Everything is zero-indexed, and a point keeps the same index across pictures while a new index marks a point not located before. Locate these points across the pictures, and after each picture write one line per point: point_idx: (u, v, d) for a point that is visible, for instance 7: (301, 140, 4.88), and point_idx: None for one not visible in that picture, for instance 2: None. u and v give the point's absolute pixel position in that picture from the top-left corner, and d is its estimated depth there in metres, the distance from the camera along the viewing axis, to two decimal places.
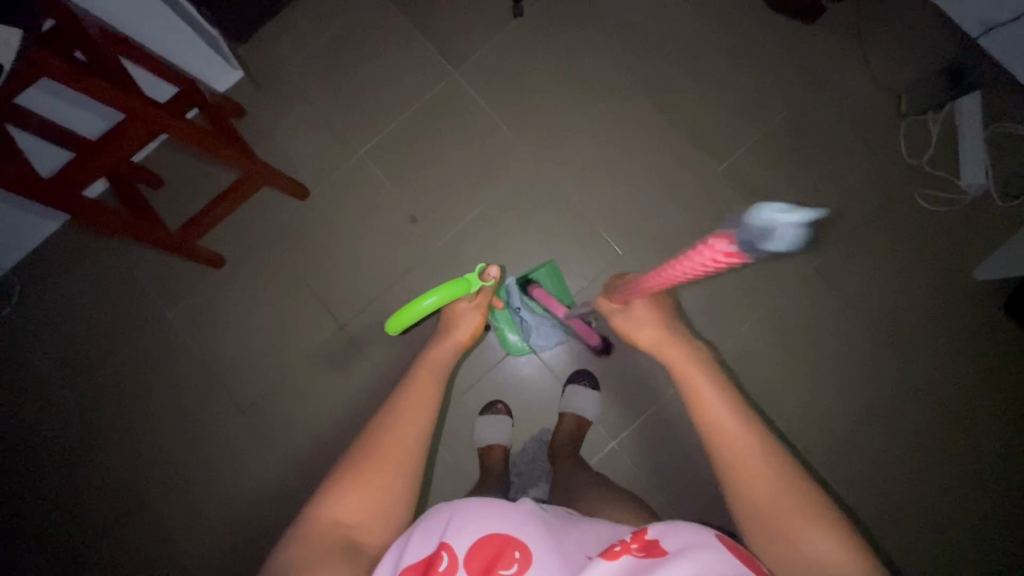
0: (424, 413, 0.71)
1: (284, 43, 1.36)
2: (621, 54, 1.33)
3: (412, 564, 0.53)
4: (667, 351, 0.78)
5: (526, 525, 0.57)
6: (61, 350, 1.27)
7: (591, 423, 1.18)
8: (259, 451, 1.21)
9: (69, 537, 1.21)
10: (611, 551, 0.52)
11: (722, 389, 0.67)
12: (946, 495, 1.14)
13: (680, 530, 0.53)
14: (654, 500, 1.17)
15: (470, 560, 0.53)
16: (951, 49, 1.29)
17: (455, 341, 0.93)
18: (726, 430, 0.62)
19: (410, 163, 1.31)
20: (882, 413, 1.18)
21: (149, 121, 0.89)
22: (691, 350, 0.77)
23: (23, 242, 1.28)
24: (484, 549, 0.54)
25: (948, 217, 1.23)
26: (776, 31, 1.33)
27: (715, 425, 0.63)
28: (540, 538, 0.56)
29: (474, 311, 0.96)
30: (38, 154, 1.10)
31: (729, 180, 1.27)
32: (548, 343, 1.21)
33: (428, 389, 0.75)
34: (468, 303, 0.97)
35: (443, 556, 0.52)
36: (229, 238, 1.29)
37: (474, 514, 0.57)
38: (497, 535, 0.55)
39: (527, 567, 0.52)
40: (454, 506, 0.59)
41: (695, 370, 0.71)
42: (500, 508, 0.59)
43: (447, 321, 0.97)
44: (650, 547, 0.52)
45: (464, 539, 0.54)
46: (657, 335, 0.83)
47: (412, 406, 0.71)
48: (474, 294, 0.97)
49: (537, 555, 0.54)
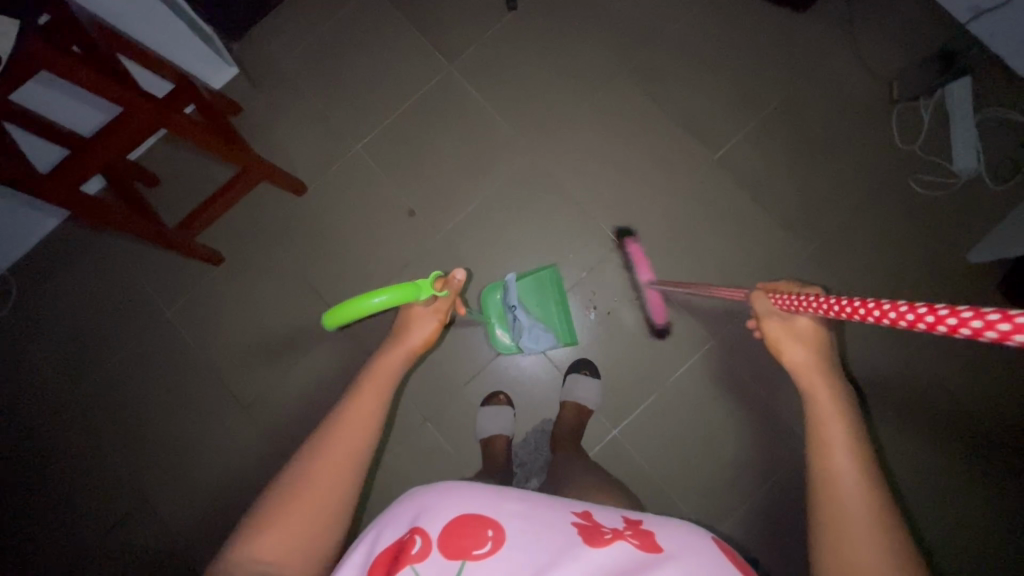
0: (364, 431, 0.63)
1: (279, 39, 1.36)
2: (615, 45, 1.34)
3: (384, 550, 0.50)
4: (814, 384, 0.61)
5: (501, 504, 0.53)
6: (61, 349, 1.27)
7: (591, 412, 1.18)
8: (261, 445, 1.21)
9: (71, 536, 1.21)
10: (604, 538, 0.51)
11: (863, 456, 0.54)
12: (946, 479, 1.14)
13: (671, 529, 0.53)
14: (655, 486, 1.18)
15: (444, 541, 0.49)
16: (941, 36, 1.30)
17: (410, 347, 0.80)
18: (846, 496, 0.51)
19: (407, 156, 1.31)
20: (883, 397, 1.18)
21: (148, 115, 0.88)
22: (846, 398, 0.60)
23: (20, 241, 1.27)
24: (456, 529, 0.50)
25: (941, 201, 1.25)
26: (768, 20, 1.34)
27: (831, 482, 0.53)
28: (520, 517, 0.52)
29: (431, 317, 0.85)
30: (35, 151, 1.10)
31: (724, 169, 1.28)
32: (538, 346, 1.18)
33: (374, 393, 0.68)
34: (425, 306, 0.86)
35: (416, 538, 0.49)
36: (227, 234, 1.29)
37: (447, 496, 0.54)
38: (468, 515, 0.51)
39: (500, 545, 0.49)
40: (427, 492, 0.56)
41: (838, 417, 0.57)
42: (473, 488, 0.55)
43: (400, 326, 0.86)
44: (646, 541, 0.51)
45: (437, 522, 0.50)
46: (809, 358, 0.64)
47: (353, 424, 0.63)
48: (432, 298, 0.87)
49: (510, 531, 0.50)
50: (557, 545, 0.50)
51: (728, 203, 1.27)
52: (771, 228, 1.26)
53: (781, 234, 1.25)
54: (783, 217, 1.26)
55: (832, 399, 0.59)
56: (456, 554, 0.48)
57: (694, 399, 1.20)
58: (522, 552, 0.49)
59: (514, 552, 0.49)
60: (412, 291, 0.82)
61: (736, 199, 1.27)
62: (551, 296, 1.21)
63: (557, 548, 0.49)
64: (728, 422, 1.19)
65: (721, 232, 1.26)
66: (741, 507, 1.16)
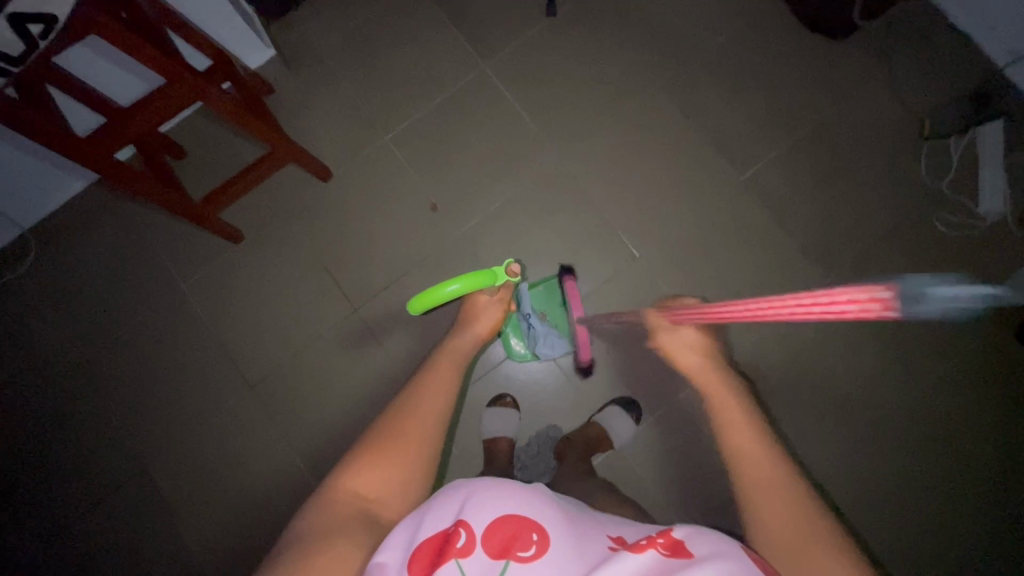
0: (444, 397, 0.68)
1: (316, 25, 1.37)
2: (649, 59, 1.35)
3: (427, 539, 0.49)
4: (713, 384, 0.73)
5: (542, 506, 0.52)
6: (72, 311, 1.27)
7: (617, 447, 1.16)
8: (264, 423, 1.22)
9: (70, 498, 1.21)
10: (637, 546, 0.48)
11: (754, 424, 0.64)
12: (943, 518, 1.14)
13: (701, 534, 0.49)
14: (654, 504, 1.16)
15: (488, 539, 0.48)
16: (978, 76, 1.30)
17: (477, 333, 0.89)
18: (745, 446, 0.61)
19: (434, 150, 1.31)
20: (887, 437, 1.18)
21: (185, 86, 0.88)
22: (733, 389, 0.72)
23: (44, 201, 1.28)
24: (502, 528, 0.49)
25: (963, 241, 1.24)
26: (804, 47, 1.34)
27: (737, 441, 0.62)
28: (562, 525, 0.51)
29: (496, 305, 0.92)
30: (72, 114, 1.12)
31: (749, 190, 1.28)
32: (554, 353, 1.19)
33: (450, 373, 0.73)
34: (490, 297, 0.93)
35: (461, 533, 0.48)
36: (248, 213, 1.29)
37: (491, 491, 0.53)
38: (512, 516, 0.50)
39: (544, 550, 0.48)
40: (475, 481, 0.55)
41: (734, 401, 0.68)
42: (521, 487, 0.54)
43: (467, 312, 0.93)
44: (676, 547, 0.48)
45: (482, 517, 0.50)
46: (704, 365, 0.79)
47: (432, 392, 0.68)
48: (496, 288, 0.94)
49: (554, 537, 0.49)
50: (596, 554, 0.48)
51: (752, 226, 1.27)
52: (790, 253, 1.25)
53: (799, 259, 1.25)
54: (805, 244, 1.26)
55: (723, 389, 0.72)
56: (501, 553, 0.47)
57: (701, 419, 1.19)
58: (567, 558, 0.47)
59: (556, 557, 0.47)
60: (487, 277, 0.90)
61: (758, 222, 1.27)
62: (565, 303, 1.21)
63: (597, 558, 0.47)
64: None
65: (742, 253, 1.26)
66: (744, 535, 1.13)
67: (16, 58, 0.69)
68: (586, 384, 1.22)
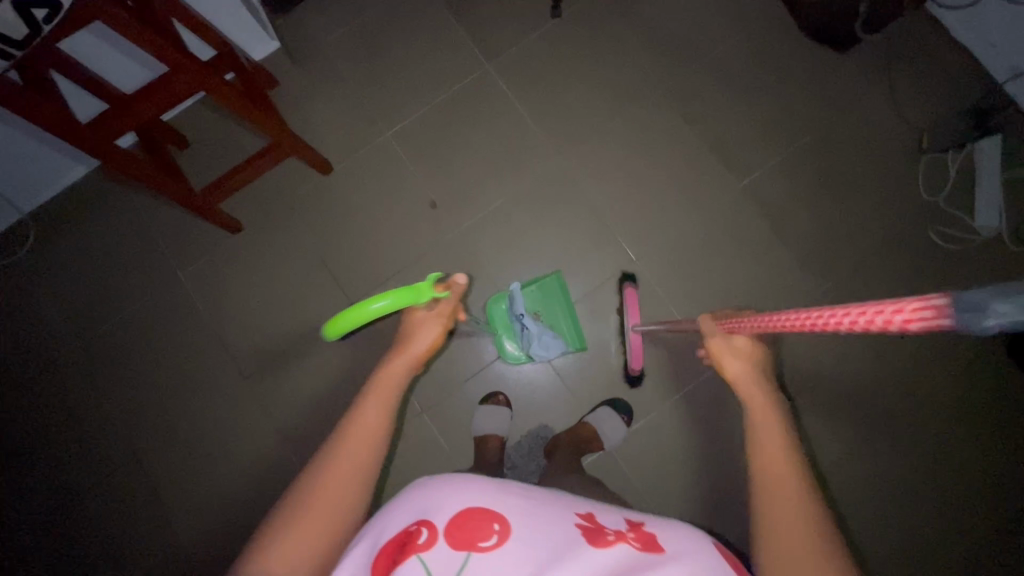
0: (366, 447, 0.58)
1: (322, 19, 1.37)
2: (652, 63, 1.35)
3: (390, 539, 0.49)
4: (763, 407, 0.61)
5: (507, 496, 0.53)
6: (68, 297, 1.28)
7: (608, 448, 1.16)
8: (257, 413, 1.22)
9: (59, 483, 1.21)
10: (604, 540, 0.50)
11: (796, 464, 0.52)
12: (934, 530, 1.14)
13: (677, 535, 0.51)
14: (643, 505, 1.17)
15: (450, 532, 0.49)
16: (978, 90, 1.31)
17: (414, 356, 0.77)
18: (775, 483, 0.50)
19: (434, 147, 1.32)
20: (880, 446, 1.17)
21: (187, 75, 0.88)
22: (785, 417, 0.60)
23: (45, 186, 1.29)
24: (462, 522, 0.49)
25: (958, 254, 1.25)
26: (806, 56, 1.35)
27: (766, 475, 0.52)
28: (525, 512, 0.52)
29: (433, 321, 0.83)
30: (75, 100, 1.13)
31: (747, 197, 1.29)
32: (547, 353, 1.18)
33: (376, 413, 0.62)
34: (427, 311, 0.84)
35: (423, 530, 0.49)
36: (248, 203, 1.30)
37: (453, 486, 0.53)
38: (473, 508, 0.51)
39: (505, 539, 0.49)
40: (435, 480, 0.55)
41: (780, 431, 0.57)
42: (479, 480, 0.55)
43: (405, 332, 0.84)
44: (647, 542, 0.49)
45: (445, 513, 0.50)
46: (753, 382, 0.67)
47: (352, 443, 0.58)
48: (433, 302, 0.85)
49: (517, 525, 0.50)
50: (560, 542, 0.49)
51: (748, 232, 1.27)
52: (786, 261, 1.26)
53: (794, 267, 1.26)
54: (800, 251, 1.26)
55: (770, 413, 0.60)
56: (463, 543, 0.48)
57: (693, 422, 1.20)
58: (528, 547, 0.48)
59: (518, 545, 0.48)
60: (410, 295, 0.81)
61: (755, 228, 1.28)
62: (558, 305, 1.22)
63: (562, 543, 0.49)
64: (724, 450, 1.18)
65: (737, 259, 1.26)
66: (732, 539, 1.14)
67: (21, 41, 0.72)
68: (578, 385, 1.23)
